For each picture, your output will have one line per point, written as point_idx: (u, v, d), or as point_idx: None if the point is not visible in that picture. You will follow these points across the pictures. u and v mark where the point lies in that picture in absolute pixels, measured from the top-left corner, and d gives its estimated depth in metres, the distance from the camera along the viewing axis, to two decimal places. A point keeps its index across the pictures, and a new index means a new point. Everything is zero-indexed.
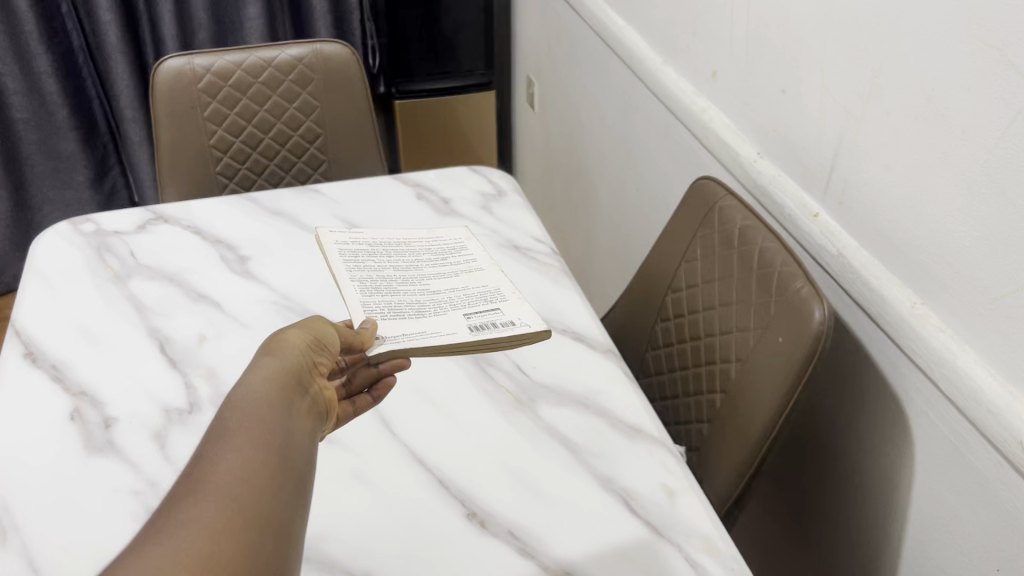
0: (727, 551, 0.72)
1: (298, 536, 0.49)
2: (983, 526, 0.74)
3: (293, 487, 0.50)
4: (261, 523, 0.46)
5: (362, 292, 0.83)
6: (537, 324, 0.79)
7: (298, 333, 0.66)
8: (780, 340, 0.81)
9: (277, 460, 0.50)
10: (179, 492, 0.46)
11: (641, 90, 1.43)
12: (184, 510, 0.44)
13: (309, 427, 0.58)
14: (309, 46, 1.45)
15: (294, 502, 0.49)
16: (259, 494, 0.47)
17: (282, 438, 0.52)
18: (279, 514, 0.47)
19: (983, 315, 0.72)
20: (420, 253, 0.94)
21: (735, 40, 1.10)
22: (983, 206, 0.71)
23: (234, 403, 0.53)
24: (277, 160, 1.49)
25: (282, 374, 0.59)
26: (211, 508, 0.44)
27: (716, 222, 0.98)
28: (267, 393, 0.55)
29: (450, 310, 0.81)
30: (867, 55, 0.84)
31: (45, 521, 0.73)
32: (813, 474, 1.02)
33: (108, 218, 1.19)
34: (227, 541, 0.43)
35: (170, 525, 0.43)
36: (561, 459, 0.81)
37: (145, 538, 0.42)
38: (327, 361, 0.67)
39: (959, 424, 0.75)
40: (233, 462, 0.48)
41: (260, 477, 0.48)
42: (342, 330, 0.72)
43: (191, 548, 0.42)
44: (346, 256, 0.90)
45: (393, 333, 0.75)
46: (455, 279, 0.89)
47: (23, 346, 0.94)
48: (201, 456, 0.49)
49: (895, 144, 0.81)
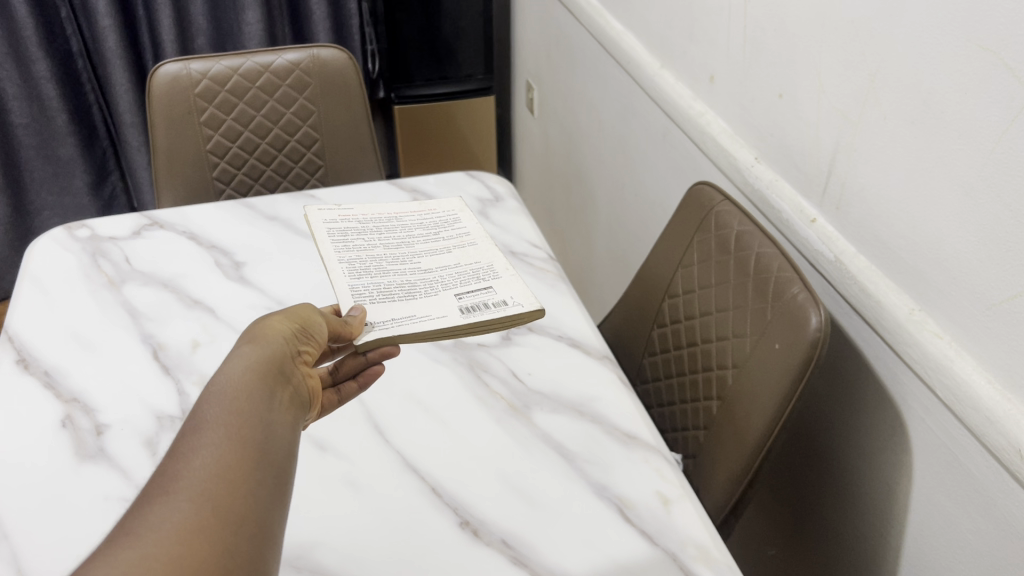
0: (722, 560, 0.71)
1: (276, 533, 0.48)
2: (981, 534, 0.74)
3: (271, 484, 0.49)
4: (237, 522, 0.45)
5: (351, 276, 0.82)
6: (529, 303, 0.79)
7: (282, 321, 0.65)
8: (776, 347, 0.81)
9: (256, 456, 0.50)
10: (152, 490, 0.45)
11: (640, 95, 1.42)
12: (155, 511, 0.44)
13: (291, 418, 0.57)
14: (307, 51, 1.45)
15: (271, 499, 0.49)
16: (234, 493, 0.46)
17: (261, 433, 0.52)
18: (255, 512, 0.47)
19: (980, 321, 0.72)
20: (411, 227, 0.94)
21: (732, 45, 1.09)
22: (979, 211, 0.70)
23: (212, 395, 0.53)
24: (274, 165, 1.49)
25: (263, 364, 0.58)
26: (185, 509, 0.44)
27: (712, 227, 0.97)
28: (247, 383, 0.55)
29: (442, 291, 0.81)
30: (864, 59, 0.83)
31: (35, 528, 0.72)
32: (810, 483, 1.01)
33: (104, 224, 1.19)
34: (200, 544, 0.43)
35: (141, 526, 0.43)
36: (555, 467, 0.80)
37: (114, 540, 0.42)
38: (313, 350, 0.67)
39: (957, 430, 0.74)
40: (208, 458, 0.47)
41: (236, 476, 0.47)
42: (330, 320, 0.71)
43: (162, 550, 0.41)
44: (335, 236, 0.89)
45: (382, 319, 0.75)
46: (447, 256, 0.88)
47: (15, 352, 0.93)
48: (177, 452, 0.48)
49: (891, 148, 0.81)
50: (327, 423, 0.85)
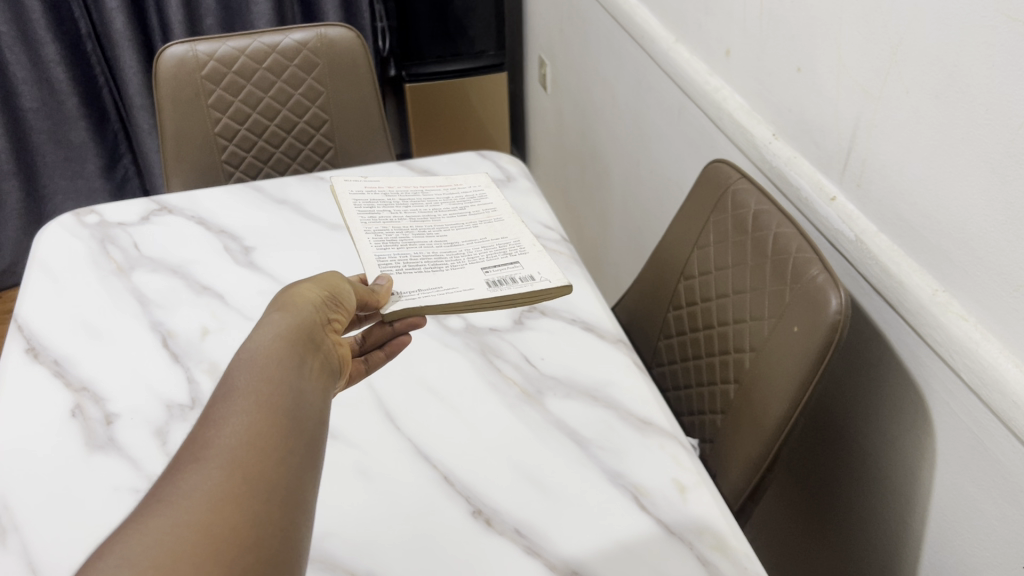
0: (740, 549, 0.70)
1: (311, 497, 0.47)
2: (1007, 521, 0.71)
3: (303, 449, 0.48)
4: (269, 488, 0.44)
5: (378, 245, 0.81)
6: (557, 279, 0.77)
7: (312, 288, 0.64)
8: (796, 329, 0.79)
9: (287, 421, 0.48)
10: (183, 459, 0.44)
11: (654, 71, 1.39)
12: (186, 480, 0.43)
13: (323, 385, 0.56)
14: (314, 30, 1.42)
15: (305, 463, 0.48)
16: (265, 459, 0.45)
17: (292, 399, 0.50)
18: (287, 477, 0.45)
19: (1007, 303, 0.69)
20: (437, 202, 0.92)
21: (748, 18, 1.06)
22: (1007, 188, 0.68)
23: (241, 361, 0.52)
24: (283, 148, 1.47)
25: (294, 330, 0.57)
26: (215, 477, 0.43)
27: (729, 207, 0.95)
28: (277, 350, 0.54)
29: (468, 264, 0.79)
30: (886, 31, 0.80)
31: (46, 520, 0.72)
32: (829, 464, 0.99)
33: (112, 210, 1.18)
34: (232, 510, 0.42)
35: (172, 493, 0.42)
36: (570, 454, 0.78)
37: (146, 508, 0.41)
38: (342, 317, 0.66)
39: (982, 414, 0.72)
40: (238, 426, 0.46)
41: (266, 441, 0.46)
42: (358, 288, 0.69)
43: (192, 517, 0.40)
44: (360, 208, 0.88)
45: (407, 289, 0.73)
46: (473, 231, 0.87)
47: (24, 341, 0.93)
48: (207, 419, 0.47)
49: (915, 124, 0.78)
50: (337, 409, 0.84)
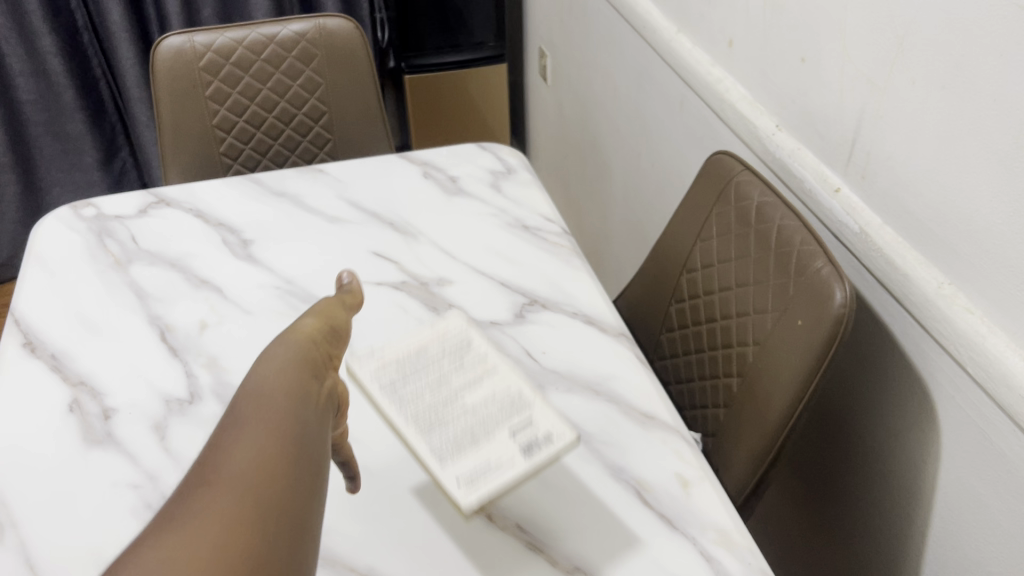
0: (744, 545, 0.69)
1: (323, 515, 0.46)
2: (1013, 515, 0.71)
3: (309, 471, 0.46)
4: (269, 514, 0.42)
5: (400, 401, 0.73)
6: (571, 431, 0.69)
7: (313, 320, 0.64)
8: (800, 323, 0.78)
9: (289, 446, 0.47)
10: (188, 487, 0.43)
11: (656, 62, 1.38)
12: (190, 509, 0.41)
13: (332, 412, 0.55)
14: (312, 21, 1.41)
15: (312, 485, 0.46)
16: (268, 485, 0.43)
17: (293, 427, 0.48)
18: (290, 500, 0.43)
19: (1014, 296, 0.68)
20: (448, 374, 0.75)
21: (752, 8, 1.05)
22: (1015, 180, 0.67)
23: (246, 394, 0.51)
24: (281, 139, 1.46)
25: (295, 363, 0.55)
26: (225, 497, 0.42)
27: (732, 199, 0.94)
28: (278, 382, 0.52)
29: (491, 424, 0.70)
30: (892, 21, 0.79)
31: (44, 516, 0.71)
32: (833, 458, 0.98)
33: (109, 202, 1.17)
34: (235, 536, 0.39)
35: (174, 523, 0.40)
36: (571, 448, 0.78)
37: (150, 537, 0.39)
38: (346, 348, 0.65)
39: (987, 408, 0.71)
40: (239, 455, 0.44)
41: (269, 466, 0.44)
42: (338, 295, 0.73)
43: (195, 545, 0.38)
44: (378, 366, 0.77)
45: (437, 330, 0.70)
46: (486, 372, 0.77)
47: (21, 335, 0.92)
48: (208, 453, 0.45)
49: (921, 115, 0.77)
50: None
